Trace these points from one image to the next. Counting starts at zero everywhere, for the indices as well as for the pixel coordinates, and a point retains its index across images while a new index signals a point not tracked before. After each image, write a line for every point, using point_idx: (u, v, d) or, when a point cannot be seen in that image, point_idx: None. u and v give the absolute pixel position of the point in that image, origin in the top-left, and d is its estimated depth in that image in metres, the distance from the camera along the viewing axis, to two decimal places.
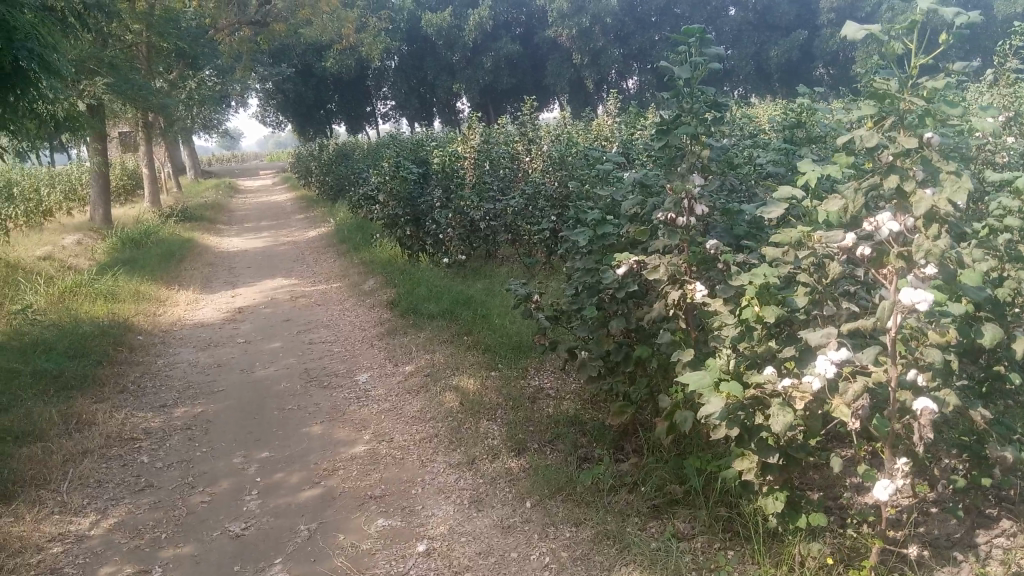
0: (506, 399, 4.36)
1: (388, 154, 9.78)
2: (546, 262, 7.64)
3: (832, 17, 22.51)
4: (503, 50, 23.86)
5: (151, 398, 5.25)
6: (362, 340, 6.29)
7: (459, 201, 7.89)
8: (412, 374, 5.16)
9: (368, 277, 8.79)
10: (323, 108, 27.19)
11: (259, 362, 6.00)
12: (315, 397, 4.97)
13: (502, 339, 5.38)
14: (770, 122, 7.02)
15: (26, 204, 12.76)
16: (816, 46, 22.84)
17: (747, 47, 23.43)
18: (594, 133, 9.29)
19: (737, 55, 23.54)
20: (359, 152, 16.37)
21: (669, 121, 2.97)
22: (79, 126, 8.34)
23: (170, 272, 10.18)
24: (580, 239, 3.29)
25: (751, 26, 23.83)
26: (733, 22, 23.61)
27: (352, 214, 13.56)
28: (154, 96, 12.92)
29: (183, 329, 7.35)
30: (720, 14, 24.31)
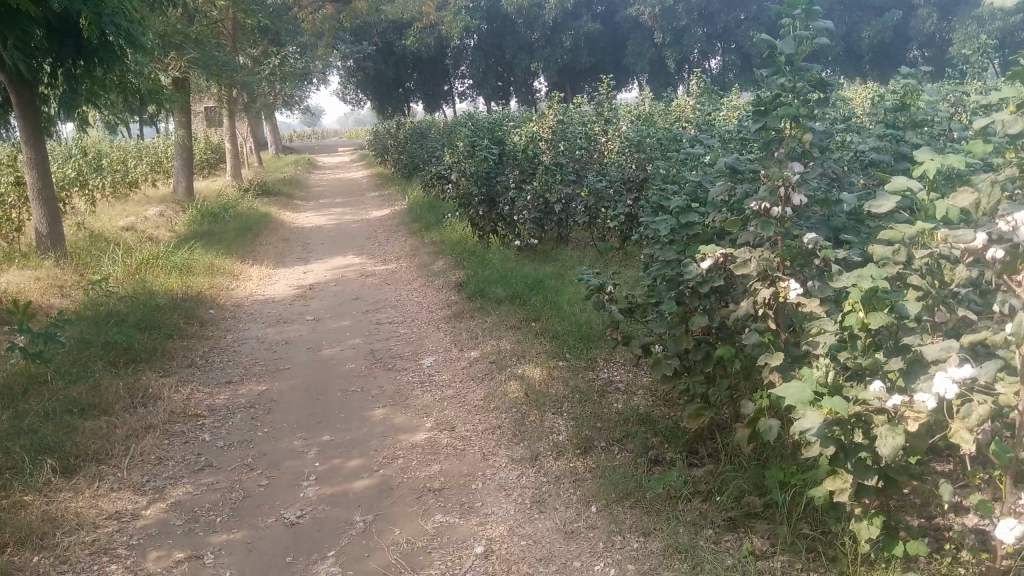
0: (573, 390, 4.17)
1: (463, 133, 9.61)
2: (621, 248, 7.37)
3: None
4: (583, 29, 23.45)
5: (218, 374, 5.25)
6: (429, 322, 6.17)
7: (538, 183, 7.62)
8: (478, 360, 5.01)
9: (438, 258, 8.69)
10: (402, 86, 27.29)
11: (326, 340, 5.94)
12: (378, 380, 4.87)
13: (572, 326, 5.17)
14: (866, 106, 6.59)
15: (113, 175, 13.11)
16: (912, 27, 21.67)
17: (838, 28, 22.45)
18: (675, 116, 8.94)
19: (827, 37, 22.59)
20: (435, 131, 16.33)
21: (767, 101, 2.70)
22: (163, 100, 8.47)
23: (245, 246, 10.31)
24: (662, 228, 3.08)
25: (843, 6, 22.82)
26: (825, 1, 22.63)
27: (425, 193, 13.52)
28: (237, 72, 13.10)
29: (254, 303, 7.39)
30: None
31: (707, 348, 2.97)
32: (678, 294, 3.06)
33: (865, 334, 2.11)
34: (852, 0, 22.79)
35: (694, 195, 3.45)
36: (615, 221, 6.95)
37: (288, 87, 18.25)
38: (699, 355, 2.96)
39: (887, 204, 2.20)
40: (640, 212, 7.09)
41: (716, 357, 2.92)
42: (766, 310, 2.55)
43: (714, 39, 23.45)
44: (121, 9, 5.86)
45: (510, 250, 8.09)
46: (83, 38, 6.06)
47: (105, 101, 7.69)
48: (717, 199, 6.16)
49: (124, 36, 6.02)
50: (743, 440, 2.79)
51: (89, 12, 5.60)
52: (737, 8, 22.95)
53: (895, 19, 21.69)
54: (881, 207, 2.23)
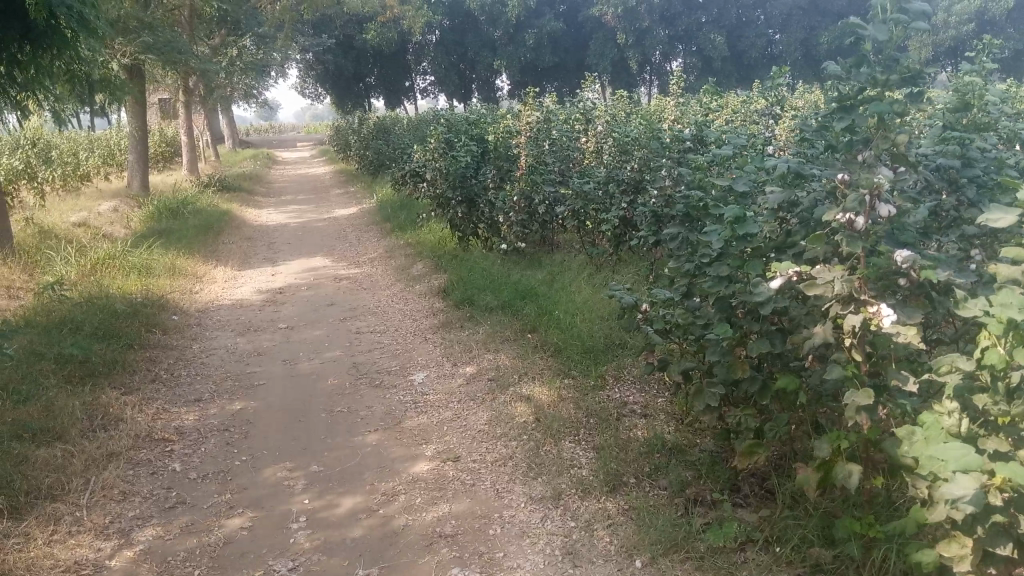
0: (588, 414, 3.80)
1: (438, 129, 9.13)
2: (615, 253, 6.89)
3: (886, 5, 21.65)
4: (547, 27, 23.16)
5: (186, 390, 4.77)
6: (414, 333, 5.73)
7: (521, 182, 7.23)
8: (473, 378, 4.59)
9: (415, 261, 8.27)
10: (362, 81, 26.54)
11: (302, 352, 5.48)
12: (367, 399, 4.43)
13: (574, 340, 4.78)
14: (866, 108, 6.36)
15: (64, 167, 12.40)
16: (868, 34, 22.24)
17: (797, 32, 23.11)
18: (660, 116, 8.61)
19: (786, 40, 23.16)
20: (401, 127, 15.87)
21: (853, 95, 2.46)
22: (118, 89, 7.88)
23: (207, 245, 9.75)
24: (714, 240, 2.65)
25: (802, 10, 23.44)
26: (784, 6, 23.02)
27: (394, 191, 13.06)
28: (195, 62, 12.48)
29: (221, 309, 6.89)
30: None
31: (764, 378, 2.66)
32: (729, 316, 2.69)
33: (1006, 375, 1.78)
34: (811, 5, 23.49)
35: (728, 199, 3.12)
36: (606, 225, 6.54)
37: (246, 79, 17.54)
38: (755, 387, 2.63)
39: (1008, 217, 1.83)
40: (634, 214, 6.63)
41: (776, 389, 2.61)
42: (850, 338, 2.22)
43: (676, 41, 23.57)
44: None
45: (495, 254, 7.72)
46: (32, 20, 5.49)
47: (55, 89, 7.10)
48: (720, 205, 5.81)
49: (77, 19, 5.45)
50: (813, 485, 2.46)
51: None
52: (699, 10, 23.21)
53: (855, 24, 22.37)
54: (999, 220, 1.86)
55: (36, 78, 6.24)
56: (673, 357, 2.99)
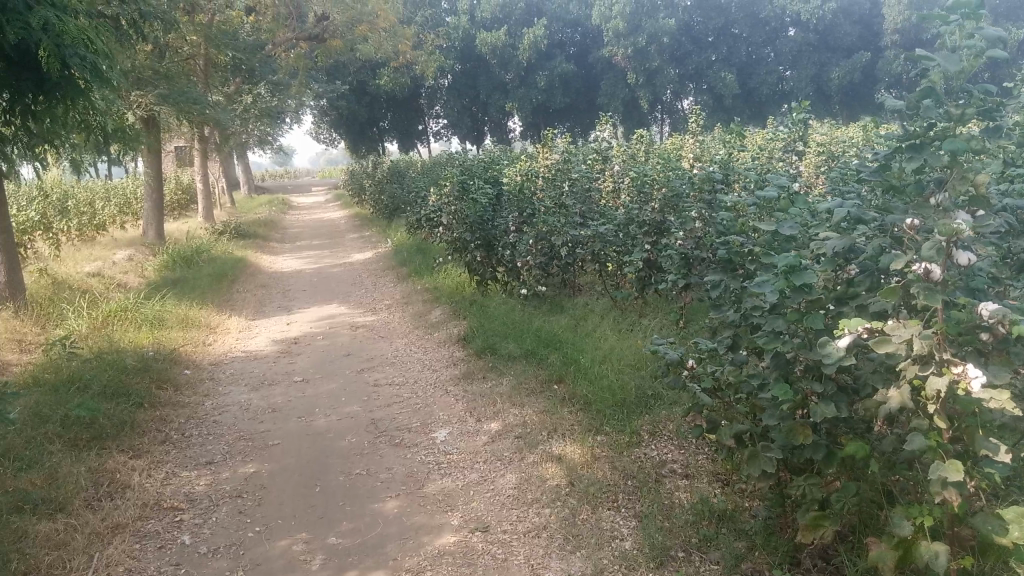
0: (625, 478, 3.55)
1: (452, 172, 8.98)
2: (640, 296, 6.62)
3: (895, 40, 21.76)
4: (558, 69, 23.22)
5: (198, 451, 4.55)
6: (434, 384, 5.49)
7: (541, 224, 7.03)
8: (499, 434, 4.35)
9: (433, 307, 8.06)
10: (375, 126, 26.58)
11: (319, 407, 5.25)
12: (387, 460, 4.19)
13: (603, 391, 4.53)
14: None
15: (79, 217, 12.36)
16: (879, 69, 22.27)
17: (807, 68, 23.10)
18: (679, 155, 8.43)
19: (797, 76, 23.17)
20: (414, 170, 15.82)
21: (923, 132, 2.26)
22: (132, 139, 7.77)
23: (221, 293, 9.60)
24: (768, 292, 2.40)
25: (811, 46, 23.46)
26: (794, 43, 23.05)
27: (410, 235, 12.93)
28: (210, 110, 12.47)
29: (235, 361, 6.69)
30: (779, 35, 23.53)
31: (828, 445, 2.40)
32: (786, 374, 2.44)
33: None
34: (819, 41, 23.53)
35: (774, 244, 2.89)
36: (632, 268, 6.30)
37: (260, 126, 17.57)
38: (821, 455, 2.37)
39: None
40: (659, 256, 6.38)
41: (843, 458, 2.36)
42: (930, 404, 1.98)
43: (687, 79, 23.62)
44: (86, 39, 5.19)
45: (515, 299, 7.49)
46: (45, 72, 5.37)
47: (68, 140, 6.99)
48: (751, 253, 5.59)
49: (90, 68, 5.31)
50: (890, 564, 2.20)
51: (50, 43, 4.91)
52: (708, 49, 23.24)
53: (865, 60, 22.43)
54: None
55: (48, 129, 6.12)
56: (722, 419, 2.73)
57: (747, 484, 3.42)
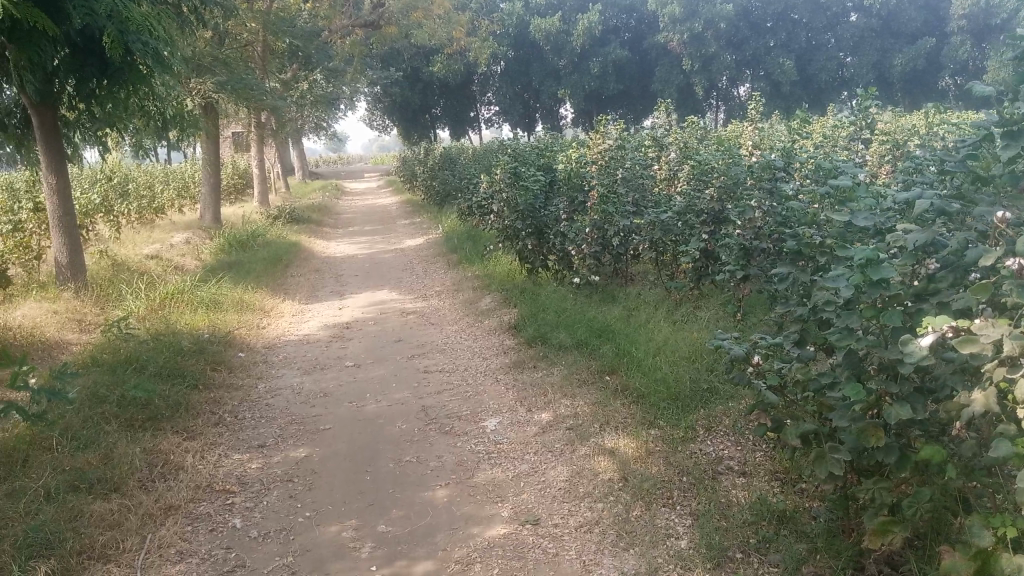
0: (680, 473, 3.45)
1: (504, 159, 8.90)
2: (696, 287, 6.46)
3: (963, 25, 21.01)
4: (611, 55, 22.94)
5: (250, 434, 4.57)
6: (485, 373, 5.44)
7: (594, 212, 6.92)
8: (550, 425, 4.28)
9: (484, 294, 8.02)
10: (428, 112, 26.59)
11: (369, 392, 5.25)
12: (437, 448, 4.15)
13: (658, 383, 4.42)
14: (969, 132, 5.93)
15: (139, 201, 12.62)
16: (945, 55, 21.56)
17: (869, 55, 22.44)
18: (737, 142, 8.23)
19: (858, 63, 22.54)
20: (466, 157, 15.80)
21: (1017, 118, 2.10)
22: (190, 124, 7.87)
23: (275, 277, 9.70)
24: (841, 286, 2.28)
25: (874, 32, 22.77)
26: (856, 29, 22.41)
27: (461, 222, 12.91)
28: (266, 96, 12.60)
29: (287, 344, 6.74)
30: (840, 20, 22.90)
31: (901, 448, 2.28)
32: (858, 374, 2.33)
33: None
34: (882, 27, 22.84)
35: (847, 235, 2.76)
36: (687, 258, 6.15)
37: (315, 112, 17.71)
38: (893, 458, 2.25)
39: None
40: (717, 246, 6.22)
41: (918, 461, 2.24)
42: (1018, 407, 1.85)
43: (744, 66, 23.15)
44: (149, 25, 5.24)
45: (567, 287, 7.40)
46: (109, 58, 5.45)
47: (130, 125, 7.11)
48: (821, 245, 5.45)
49: (151, 56, 5.35)
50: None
51: (114, 30, 4.96)
52: (766, 35, 22.72)
53: (929, 46, 21.75)
54: None
55: (111, 114, 6.22)
56: (787, 417, 2.62)
57: (808, 484, 3.29)
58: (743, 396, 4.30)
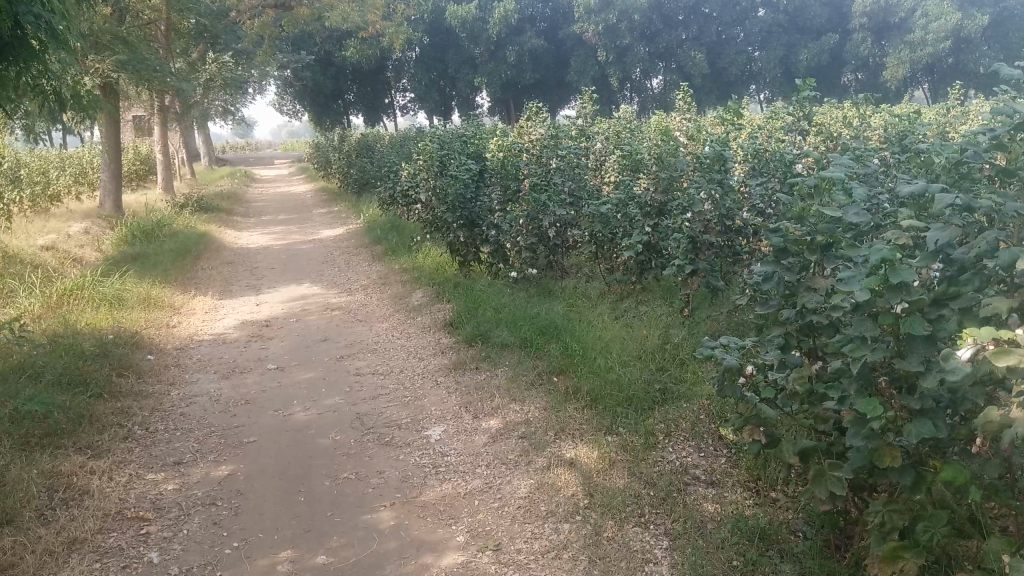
0: (646, 486, 3.24)
1: (430, 146, 8.52)
2: (638, 282, 6.21)
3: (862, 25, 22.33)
4: (528, 44, 22.72)
5: (166, 449, 4.12)
6: (422, 375, 5.09)
7: (530, 203, 6.62)
8: (500, 433, 3.98)
9: (413, 289, 7.65)
10: (341, 98, 25.66)
11: (297, 399, 4.83)
12: (378, 462, 3.79)
13: (612, 386, 4.18)
14: (901, 126, 5.93)
15: (32, 187, 11.70)
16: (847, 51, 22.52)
17: (775, 49, 22.98)
18: (667, 132, 8.08)
19: (766, 57, 23.05)
20: (383, 144, 15.28)
21: None
22: (89, 105, 7.19)
23: (185, 271, 9.08)
24: (859, 292, 2.08)
25: (781, 27, 23.27)
26: (763, 24, 22.95)
27: (382, 212, 12.43)
28: (171, 77, 11.81)
29: (202, 345, 6.22)
30: (749, 15, 23.36)
31: (916, 467, 2.11)
32: (867, 387, 2.15)
33: None
34: (789, 23, 23.37)
35: (838, 233, 2.60)
36: (629, 251, 5.88)
37: (222, 96, 16.84)
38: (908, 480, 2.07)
39: None
40: (661, 239, 5.95)
41: (934, 481, 2.06)
42: None
43: (657, 58, 23.29)
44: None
45: (502, 282, 7.08)
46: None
47: (21, 105, 6.42)
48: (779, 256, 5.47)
49: (46, 31, 4.79)
50: None
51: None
52: (679, 28, 22.91)
53: (831, 42, 22.51)
54: None
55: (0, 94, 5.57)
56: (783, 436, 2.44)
57: (784, 499, 3.16)
58: (701, 397, 4.10)
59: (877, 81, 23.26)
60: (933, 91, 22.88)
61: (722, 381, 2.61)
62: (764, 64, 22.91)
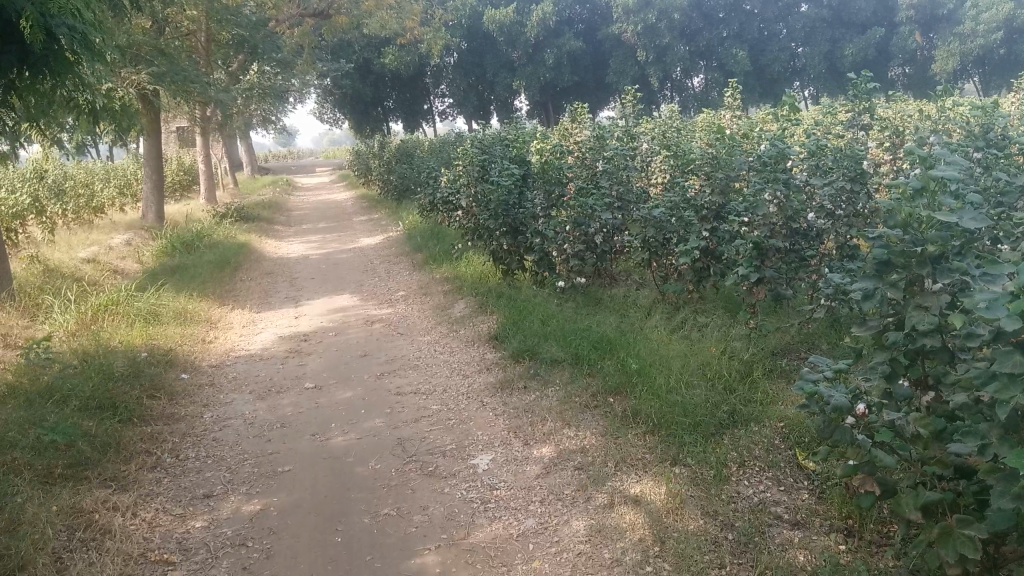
0: (724, 530, 2.90)
1: (469, 149, 8.18)
2: (695, 291, 5.78)
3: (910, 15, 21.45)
4: (566, 46, 22.31)
5: (197, 479, 3.86)
6: (467, 395, 4.76)
7: (576, 208, 6.18)
8: (555, 465, 3.63)
9: (455, 299, 7.35)
10: (380, 105, 25.54)
11: (335, 421, 4.53)
12: (421, 496, 3.47)
13: (675, 409, 3.78)
14: (980, 119, 5.43)
15: (76, 200, 11.68)
16: (894, 44, 21.70)
17: (820, 45, 22.21)
18: (719, 130, 7.64)
19: (809, 53, 22.29)
20: (422, 150, 15.02)
21: None
22: (127, 116, 6.99)
23: (224, 283, 8.90)
24: (1007, 322, 1.69)
25: (825, 22, 22.47)
26: (807, 19, 22.22)
27: (422, 219, 12.15)
28: (211, 88, 11.66)
29: (237, 361, 5.98)
30: (792, 11, 22.65)
31: None
32: (1015, 434, 1.76)
33: None
34: (833, 17, 22.58)
35: (951, 241, 2.21)
36: (685, 258, 5.40)
37: (261, 106, 16.75)
38: None
39: None
40: (720, 244, 5.52)
41: None
42: None
43: (697, 57, 22.75)
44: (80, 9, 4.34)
45: (549, 291, 6.72)
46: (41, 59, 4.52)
47: (57, 119, 6.22)
48: (851, 264, 5.05)
49: (80, 43, 4.51)
50: None
51: (36, 13, 4.08)
52: (719, 25, 22.31)
53: (877, 36, 21.72)
54: None
55: (38, 110, 5.35)
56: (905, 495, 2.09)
57: (886, 544, 2.77)
58: (773, 419, 3.69)
59: (926, 75, 22.39)
60: (985, 83, 21.96)
61: (827, 421, 2.27)
62: (808, 59, 22.19)
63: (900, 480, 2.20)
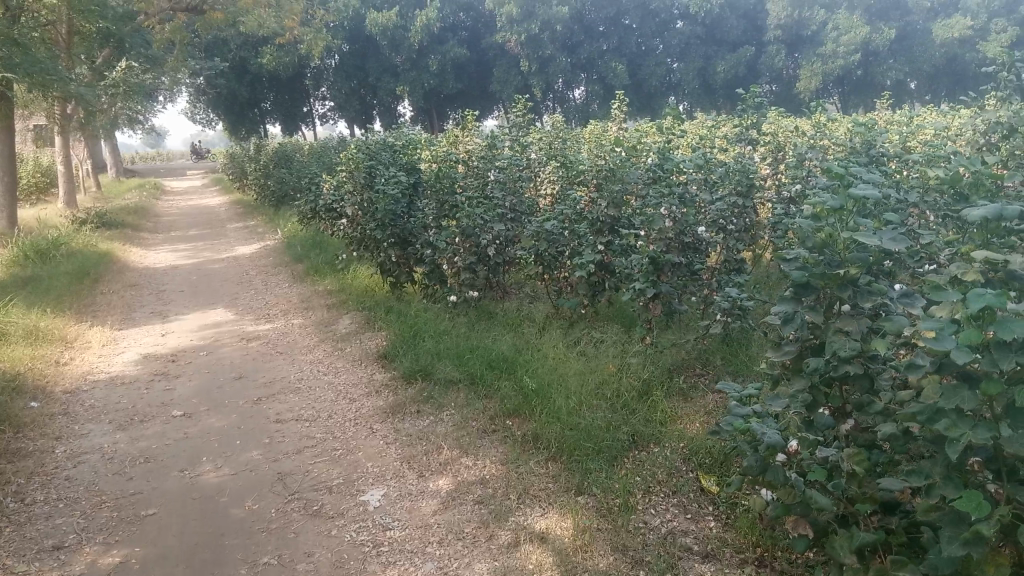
0: (635, 568, 2.74)
1: (354, 155, 7.80)
2: (590, 306, 5.66)
3: (778, 35, 22.38)
4: (451, 54, 22.07)
5: (44, 528, 3.38)
6: (353, 421, 4.44)
7: (466, 219, 5.94)
8: (452, 500, 3.38)
9: (339, 313, 6.98)
10: (257, 107, 24.49)
11: (207, 454, 4.12)
12: (306, 540, 3.15)
13: (576, 434, 3.61)
14: (859, 137, 5.57)
15: None
16: (762, 62, 22.63)
17: (693, 61, 22.84)
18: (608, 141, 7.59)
19: (684, 68, 22.85)
20: (301, 155, 14.41)
21: None
22: None
23: (83, 296, 8.15)
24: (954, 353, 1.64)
25: (699, 39, 23.16)
26: (682, 36, 22.82)
27: (303, 227, 11.60)
28: (70, 83, 10.71)
29: (96, 386, 5.41)
30: (669, 27, 23.25)
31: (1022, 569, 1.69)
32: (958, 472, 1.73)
33: None
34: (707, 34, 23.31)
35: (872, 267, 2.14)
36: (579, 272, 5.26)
37: (127, 104, 15.65)
38: None
39: None
40: (614, 257, 5.39)
41: None
42: None
43: (579, 69, 22.99)
44: None
45: (440, 306, 6.46)
46: None
47: None
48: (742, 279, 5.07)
49: None
50: None
51: None
52: (600, 38, 22.62)
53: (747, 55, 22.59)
54: None
55: None
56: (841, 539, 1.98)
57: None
58: (675, 441, 3.58)
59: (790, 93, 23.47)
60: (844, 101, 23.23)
61: (760, 460, 2.16)
62: (683, 74, 22.80)
63: (829, 519, 2.12)
